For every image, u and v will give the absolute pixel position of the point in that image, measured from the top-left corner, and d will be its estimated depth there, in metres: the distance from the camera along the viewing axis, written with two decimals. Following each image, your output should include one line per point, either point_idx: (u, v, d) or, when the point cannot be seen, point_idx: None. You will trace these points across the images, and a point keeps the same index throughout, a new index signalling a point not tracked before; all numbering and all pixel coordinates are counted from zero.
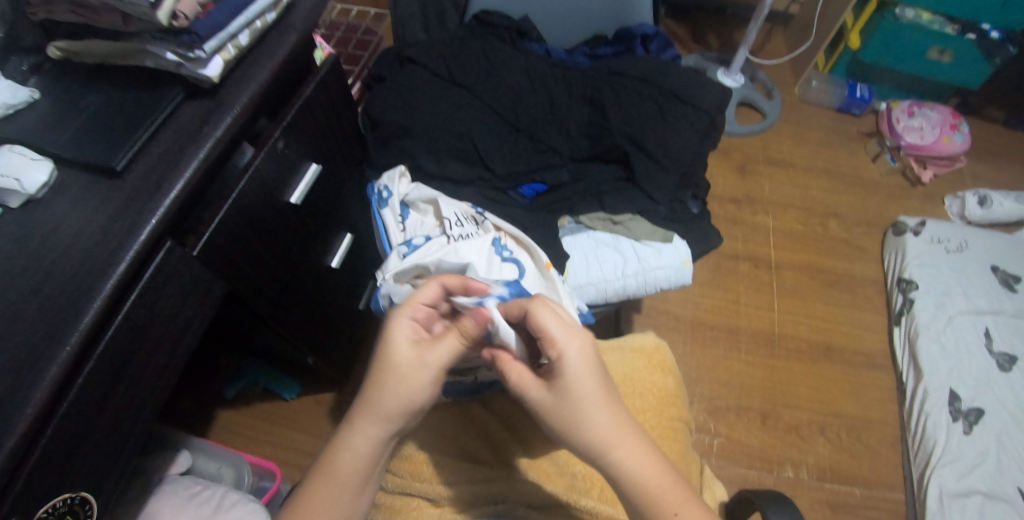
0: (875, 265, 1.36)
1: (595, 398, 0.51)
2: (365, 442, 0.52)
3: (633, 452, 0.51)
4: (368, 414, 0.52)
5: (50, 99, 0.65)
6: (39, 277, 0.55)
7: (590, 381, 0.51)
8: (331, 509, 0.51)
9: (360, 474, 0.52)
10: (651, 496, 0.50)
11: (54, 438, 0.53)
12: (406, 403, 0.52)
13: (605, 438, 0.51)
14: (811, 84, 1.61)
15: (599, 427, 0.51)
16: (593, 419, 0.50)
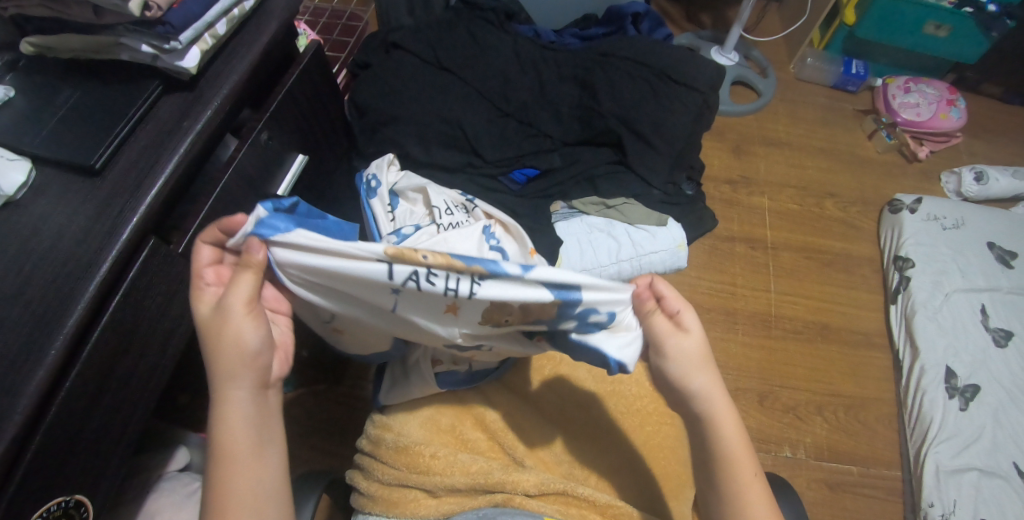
0: (872, 244, 1.36)
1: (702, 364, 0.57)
2: (236, 399, 0.52)
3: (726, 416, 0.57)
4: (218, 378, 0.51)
5: (25, 96, 0.63)
6: (19, 280, 0.53)
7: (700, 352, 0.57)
8: (241, 479, 0.51)
9: (246, 430, 0.52)
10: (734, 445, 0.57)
11: (45, 443, 0.52)
12: (239, 353, 0.51)
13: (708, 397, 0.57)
14: (806, 60, 1.58)
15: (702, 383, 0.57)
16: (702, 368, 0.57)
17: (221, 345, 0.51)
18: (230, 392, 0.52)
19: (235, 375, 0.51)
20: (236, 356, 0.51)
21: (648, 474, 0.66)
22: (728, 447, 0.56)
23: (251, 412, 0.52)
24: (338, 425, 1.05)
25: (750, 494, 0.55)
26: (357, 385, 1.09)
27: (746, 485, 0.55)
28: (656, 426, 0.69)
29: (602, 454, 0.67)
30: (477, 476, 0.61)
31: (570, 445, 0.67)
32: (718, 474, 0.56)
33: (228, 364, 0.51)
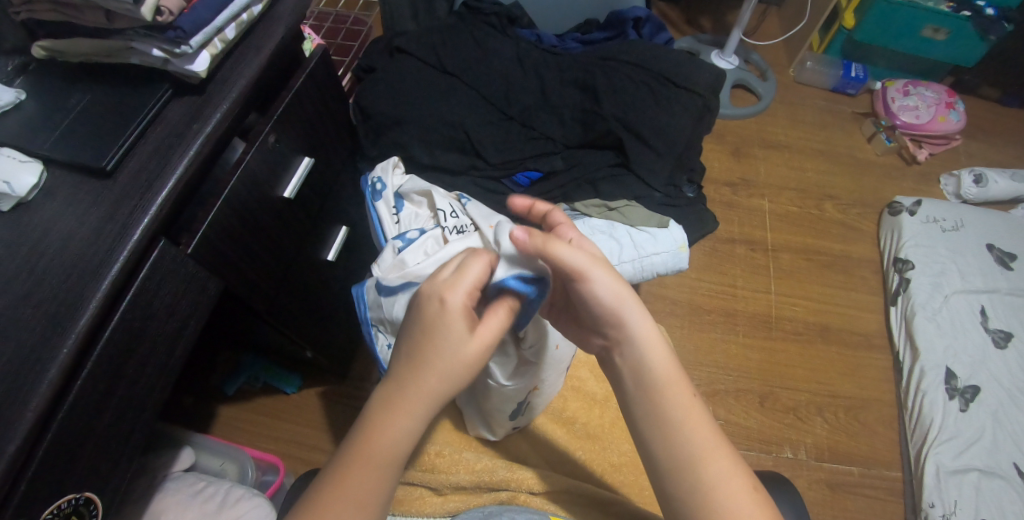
0: (871, 246, 1.37)
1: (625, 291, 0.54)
2: (402, 419, 0.50)
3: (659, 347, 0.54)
4: (410, 385, 0.50)
5: (36, 100, 0.64)
6: (32, 281, 0.54)
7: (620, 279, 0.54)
8: (366, 480, 0.49)
9: (394, 452, 0.50)
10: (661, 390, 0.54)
11: (56, 440, 0.53)
12: (436, 372, 0.50)
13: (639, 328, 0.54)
14: (805, 64, 1.59)
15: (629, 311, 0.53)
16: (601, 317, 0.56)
17: (436, 357, 0.50)
18: (406, 404, 0.50)
19: (424, 397, 0.49)
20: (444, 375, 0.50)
21: None
22: (669, 381, 0.53)
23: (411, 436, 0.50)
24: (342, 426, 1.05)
25: (703, 440, 0.52)
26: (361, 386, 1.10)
27: (697, 423, 0.53)
28: None
29: (604, 453, 0.68)
30: (480, 474, 0.62)
31: (573, 444, 0.68)
32: (666, 412, 0.53)
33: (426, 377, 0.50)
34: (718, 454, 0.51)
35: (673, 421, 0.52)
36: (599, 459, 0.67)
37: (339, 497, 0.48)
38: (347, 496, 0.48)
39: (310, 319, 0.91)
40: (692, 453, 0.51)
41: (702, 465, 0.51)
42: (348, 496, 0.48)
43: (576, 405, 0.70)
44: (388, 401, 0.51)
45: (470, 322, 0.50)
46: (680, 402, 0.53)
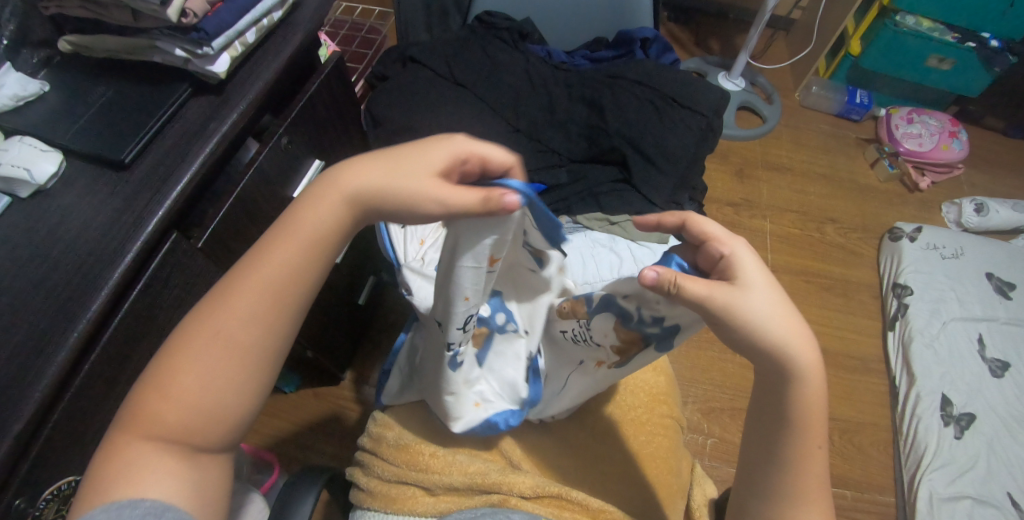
0: (871, 270, 1.37)
1: (782, 323, 0.49)
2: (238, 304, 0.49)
3: (808, 380, 0.49)
4: (243, 284, 0.50)
5: (59, 92, 0.67)
6: (47, 266, 0.56)
7: (771, 306, 0.49)
8: (214, 358, 0.49)
9: (246, 357, 0.50)
10: (807, 423, 0.50)
11: (59, 422, 0.54)
12: (259, 285, 0.50)
13: (788, 351, 0.49)
14: (810, 89, 1.62)
15: (768, 335, 0.49)
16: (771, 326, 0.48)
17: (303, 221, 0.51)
18: (234, 303, 0.49)
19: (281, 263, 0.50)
20: (297, 248, 0.50)
21: (641, 483, 0.66)
22: (803, 417, 0.50)
23: (256, 315, 0.49)
24: (343, 427, 1.08)
25: (807, 479, 0.50)
26: (359, 386, 1.12)
27: (810, 465, 0.50)
28: (650, 436, 0.70)
29: (595, 460, 0.68)
30: (474, 474, 0.62)
31: (563, 452, 0.68)
32: (789, 446, 0.51)
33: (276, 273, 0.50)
34: (817, 496, 0.50)
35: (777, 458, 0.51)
36: (593, 467, 0.67)
37: (162, 387, 0.48)
38: (167, 391, 0.48)
39: (315, 319, 0.93)
40: (788, 476, 0.51)
41: (791, 505, 0.50)
42: (205, 382, 0.48)
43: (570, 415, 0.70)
44: (220, 301, 0.49)
45: (326, 214, 0.50)
46: (797, 449, 0.50)
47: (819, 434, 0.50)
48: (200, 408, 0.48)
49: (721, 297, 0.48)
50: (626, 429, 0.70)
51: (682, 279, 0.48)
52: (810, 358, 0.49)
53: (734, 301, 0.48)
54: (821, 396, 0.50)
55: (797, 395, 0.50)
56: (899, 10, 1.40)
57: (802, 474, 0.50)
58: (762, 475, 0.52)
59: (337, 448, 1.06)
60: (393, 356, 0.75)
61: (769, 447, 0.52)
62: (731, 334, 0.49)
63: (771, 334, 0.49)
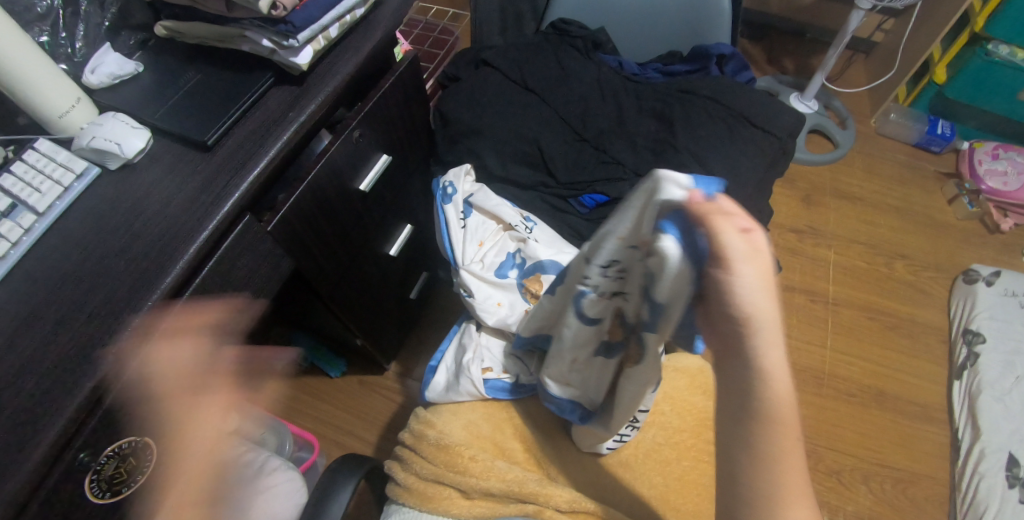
0: (941, 313, 1.29)
1: (770, 302, 0.45)
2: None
3: (784, 377, 0.46)
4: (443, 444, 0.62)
5: (151, 73, 0.71)
6: (128, 237, 0.60)
7: (767, 286, 0.44)
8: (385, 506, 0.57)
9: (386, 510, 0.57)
10: (776, 420, 0.46)
11: (129, 385, 0.57)
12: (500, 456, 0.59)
13: (769, 332, 0.45)
14: (889, 116, 1.54)
15: (745, 312, 0.44)
16: (750, 311, 0.44)
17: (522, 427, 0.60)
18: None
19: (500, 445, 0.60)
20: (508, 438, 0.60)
21: (680, 510, 0.64)
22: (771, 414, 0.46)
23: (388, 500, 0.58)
24: (385, 418, 1.09)
25: (785, 491, 0.47)
26: (404, 379, 1.14)
27: (781, 471, 0.47)
28: (695, 463, 0.67)
29: (634, 482, 0.66)
30: (512, 483, 0.62)
31: (603, 470, 0.66)
32: (765, 446, 0.47)
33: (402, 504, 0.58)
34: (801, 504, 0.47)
35: (754, 456, 0.47)
36: (631, 489, 0.65)
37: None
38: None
39: (369, 309, 0.95)
40: (760, 482, 0.47)
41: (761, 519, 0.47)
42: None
43: None
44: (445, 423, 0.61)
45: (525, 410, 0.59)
46: (772, 448, 0.47)
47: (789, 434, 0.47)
48: None
49: (735, 253, 0.43)
50: (670, 453, 0.68)
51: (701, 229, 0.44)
52: (782, 357, 0.46)
53: (743, 267, 0.43)
54: (792, 394, 0.47)
55: (769, 392, 0.46)
56: (991, 38, 1.33)
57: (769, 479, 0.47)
58: (736, 472, 0.48)
59: (377, 438, 1.08)
60: (443, 346, 0.75)
61: (743, 443, 0.48)
62: (721, 304, 0.45)
63: (754, 310, 0.44)
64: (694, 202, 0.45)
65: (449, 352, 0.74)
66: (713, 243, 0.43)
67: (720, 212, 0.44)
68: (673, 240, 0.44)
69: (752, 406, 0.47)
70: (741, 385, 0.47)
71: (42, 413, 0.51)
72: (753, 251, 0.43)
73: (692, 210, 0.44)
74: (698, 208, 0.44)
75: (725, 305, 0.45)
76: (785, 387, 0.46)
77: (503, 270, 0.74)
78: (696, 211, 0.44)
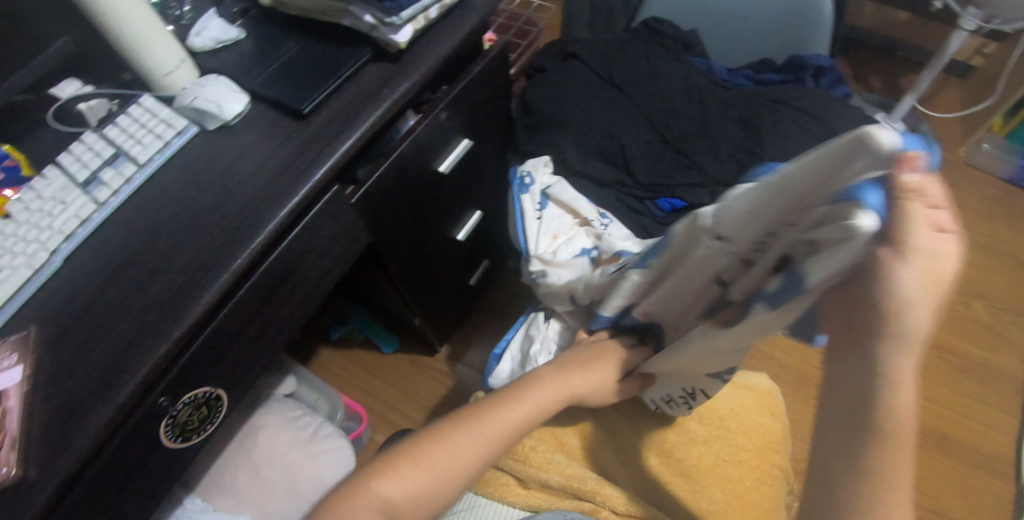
0: (1021, 360, 1.21)
1: (930, 309, 0.38)
2: (516, 410, 0.57)
3: (911, 384, 0.40)
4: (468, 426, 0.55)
5: (253, 41, 0.73)
6: (223, 195, 0.62)
7: (938, 288, 0.37)
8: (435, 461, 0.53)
9: (433, 466, 0.53)
10: (894, 430, 0.41)
11: (211, 336, 0.60)
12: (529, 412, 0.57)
13: (913, 336, 0.38)
14: (980, 145, 1.45)
15: (897, 310, 0.38)
16: (903, 316, 0.38)
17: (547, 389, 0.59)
18: (531, 395, 0.58)
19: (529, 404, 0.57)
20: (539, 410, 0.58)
21: None
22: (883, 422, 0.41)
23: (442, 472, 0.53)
24: (432, 400, 1.11)
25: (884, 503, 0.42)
26: (453, 364, 1.14)
27: (882, 482, 0.42)
28: (757, 483, 0.64)
29: (695, 495, 0.63)
30: (571, 478, 0.62)
31: (663, 478, 0.64)
32: (869, 454, 0.42)
33: (448, 462, 0.53)
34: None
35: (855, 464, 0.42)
36: (687, 502, 0.62)
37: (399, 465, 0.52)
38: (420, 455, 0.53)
39: (431, 291, 0.96)
40: (862, 489, 0.43)
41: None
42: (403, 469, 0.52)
43: (674, 440, 0.67)
44: (486, 403, 0.57)
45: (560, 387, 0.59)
46: (876, 459, 0.42)
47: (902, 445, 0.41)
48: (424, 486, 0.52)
49: (916, 247, 0.36)
50: (733, 471, 0.65)
51: (896, 214, 0.35)
52: (916, 364, 0.39)
53: (920, 262, 0.36)
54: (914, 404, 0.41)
55: (887, 400, 0.40)
56: None
57: (869, 484, 0.42)
58: (829, 473, 0.44)
59: (422, 418, 1.09)
60: (510, 333, 0.76)
61: (845, 449, 0.43)
62: (873, 299, 0.38)
63: (906, 315, 0.38)
64: (900, 175, 0.34)
65: (516, 341, 0.75)
66: (897, 226, 0.35)
67: (920, 193, 0.35)
68: (870, 219, 0.34)
69: (863, 410, 0.41)
70: (858, 388, 0.41)
71: (133, 353, 0.53)
72: (935, 253, 0.36)
73: (894, 184, 0.34)
74: (901, 183, 0.34)
75: (878, 303, 0.38)
76: (909, 395, 0.40)
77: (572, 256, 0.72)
78: (899, 187, 0.34)
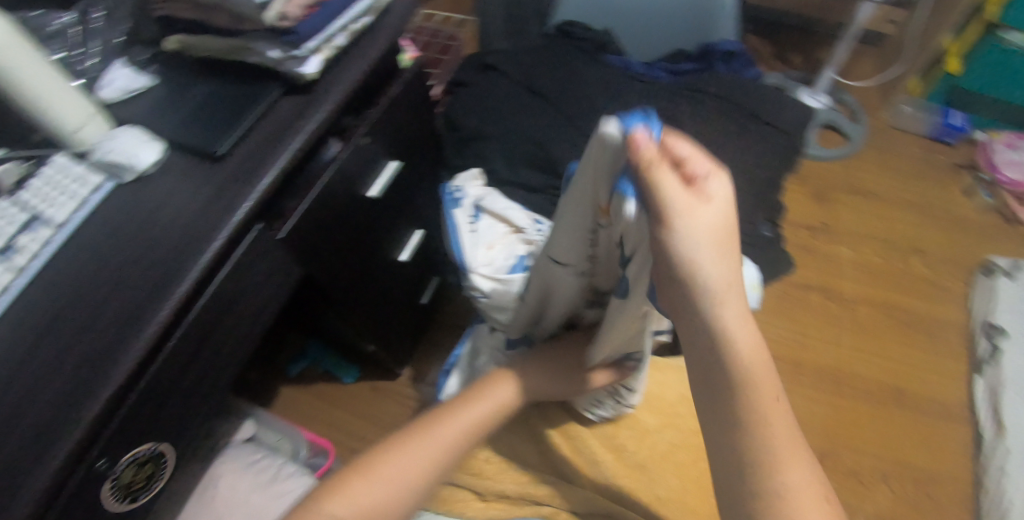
0: (960, 308, 1.27)
1: (717, 255, 0.42)
2: (471, 415, 0.59)
3: (740, 328, 0.44)
4: (426, 438, 0.57)
5: (162, 87, 0.72)
6: (143, 246, 0.61)
7: (715, 240, 0.42)
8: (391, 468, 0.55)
9: (391, 475, 0.54)
10: (750, 376, 0.44)
11: (144, 392, 0.58)
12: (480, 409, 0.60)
13: (719, 283, 0.43)
14: (902, 108, 1.53)
15: (703, 260, 0.42)
16: (700, 263, 0.42)
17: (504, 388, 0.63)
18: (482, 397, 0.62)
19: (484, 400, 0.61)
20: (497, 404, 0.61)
21: (697, 512, 0.63)
22: (742, 368, 0.44)
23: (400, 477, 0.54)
24: (398, 423, 1.10)
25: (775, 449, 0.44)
26: (416, 385, 1.14)
27: (768, 430, 0.44)
28: (710, 465, 0.66)
29: (649, 484, 0.64)
30: (526, 486, 0.64)
31: (620, 471, 0.65)
32: (742, 403, 0.44)
33: (405, 469, 0.55)
34: (794, 465, 0.44)
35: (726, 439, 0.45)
36: (644, 493, 0.63)
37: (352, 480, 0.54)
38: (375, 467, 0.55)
39: (380, 316, 0.96)
40: (753, 442, 0.44)
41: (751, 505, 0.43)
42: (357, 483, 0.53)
43: (626, 434, 0.68)
44: (443, 411, 0.60)
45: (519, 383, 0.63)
46: (745, 424, 0.44)
47: (767, 386, 0.44)
48: (379, 497, 0.53)
49: (676, 207, 0.41)
50: (686, 455, 0.67)
51: (652, 182, 0.42)
52: (740, 309, 0.44)
53: (683, 221, 0.41)
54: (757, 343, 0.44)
55: (733, 347, 0.44)
56: (1005, 26, 1.31)
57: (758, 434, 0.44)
58: (721, 434, 0.46)
59: None
60: (457, 349, 0.77)
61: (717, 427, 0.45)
62: (662, 258, 0.43)
63: (695, 265, 0.42)
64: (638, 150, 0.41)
65: (465, 356, 0.77)
66: (655, 196, 0.42)
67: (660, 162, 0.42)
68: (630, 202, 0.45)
69: (717, 364, 0.44)
70: (702, 345, 0.45)
71: (61, 420, 0.52)
72: (691, 205, 0.42)
73: (635, 159, 0.42)
74: (640, 157, 0.41)
75: (666, 260, 0.43)
76: (751, 340, 0.44)
77: (516, 273, 0.69)
78: (637, 162, 0.42)
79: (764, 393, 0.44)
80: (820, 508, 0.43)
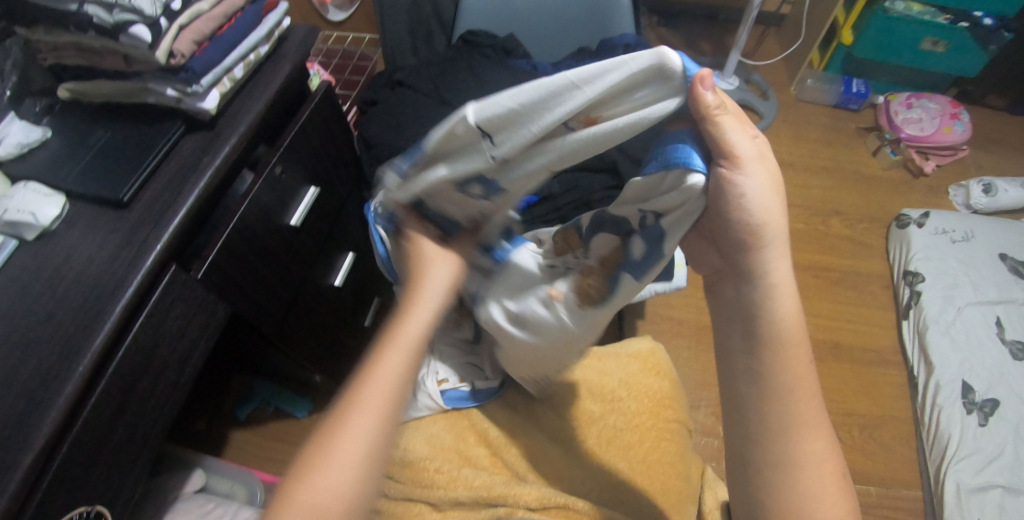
0: (881, 261, 1.35)
1: (778, 208, 0.47)
2: (372, 411, 0.52)
3: (787, 288, 0.50)
4: (330, 450, 0.50)
5: (60, 138, 0.69)
6: (51, 304, 0.58)
7: (773, 187, 0.46)
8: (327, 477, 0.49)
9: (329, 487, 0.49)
10: (790, 339, 0.51)
11: (68, 455, 0.56)
12: (385, 369, 0.54)
13: (778, 234, 0.47)
14: (806, 82, 1.62)
15: (759, 218, 0.46)
16: (765, 218, 0.46)
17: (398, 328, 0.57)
18: (388, 355, 0.55)
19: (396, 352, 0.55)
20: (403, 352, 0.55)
21: (649, 490, 0.66)
22: (777, 336, 0.51)
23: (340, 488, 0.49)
24: None
25: (801, 415, 0.53)
26: None
27: (795, 398, 0.52)
28: (655, 442, 0.69)
29: (600, 469, 0.67)
30: (479, 489, 0.63)
31: (571, 461, 0.68)
32: (775, 370, 0.52)
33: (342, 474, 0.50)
34: (816, 436, 0.53)
35: (762, 386, 0.52)
36: (598, 477, 0.66)
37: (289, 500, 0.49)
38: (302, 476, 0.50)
39: (322, 344, 0.94)
40: (779, 406, 0.52)
41: (780, 444, 0.53)
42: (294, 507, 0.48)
43: (574, 424, 0.70)
44: (338, 421, 0.52)
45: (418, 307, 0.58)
46: (780, 390, 0.52)
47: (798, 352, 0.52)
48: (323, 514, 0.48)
49: (746, 153, 0.43)
50: (632, 436, 0.69)
51: (728, 133, 0.43)
52: (787, 266, 0.49)
53: (755, 167, 0.43)
54: (796, 311, 0.51)
55: (774, 310, 0.51)
56: None
57: (787, 400, 0.52)
58: (748, 396, 0.54)
59: None
60: None
61: (751, 372, 0.53)
62: (728, 212, 0.45)
63: (764, 217, 0.46)
64: (705, 94, 0.41)
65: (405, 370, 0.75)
66: (721, 142, 0.43)
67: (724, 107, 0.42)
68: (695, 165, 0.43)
69: (758, 325, 0.51)
70: (748, 305, 0.51)
71: None
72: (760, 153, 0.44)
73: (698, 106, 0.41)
74: (702, 105, 0.41)
75: (735, 216, 0.45)
76: (791, 306, 0.51)
77: None
78: (704, 109, 0.41)
79: (804, 356, 0.52)
80: (833, 474, 0.53)
